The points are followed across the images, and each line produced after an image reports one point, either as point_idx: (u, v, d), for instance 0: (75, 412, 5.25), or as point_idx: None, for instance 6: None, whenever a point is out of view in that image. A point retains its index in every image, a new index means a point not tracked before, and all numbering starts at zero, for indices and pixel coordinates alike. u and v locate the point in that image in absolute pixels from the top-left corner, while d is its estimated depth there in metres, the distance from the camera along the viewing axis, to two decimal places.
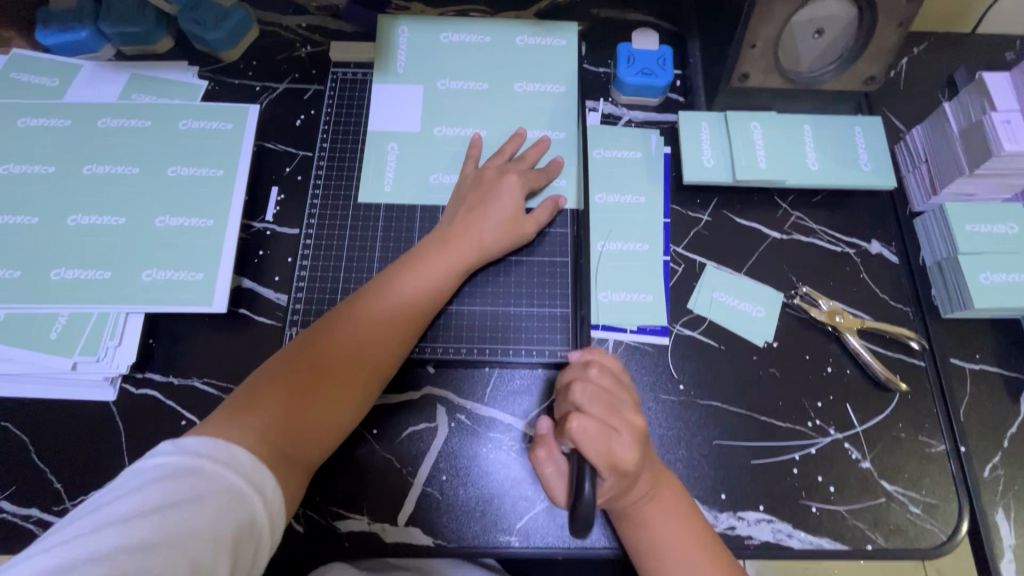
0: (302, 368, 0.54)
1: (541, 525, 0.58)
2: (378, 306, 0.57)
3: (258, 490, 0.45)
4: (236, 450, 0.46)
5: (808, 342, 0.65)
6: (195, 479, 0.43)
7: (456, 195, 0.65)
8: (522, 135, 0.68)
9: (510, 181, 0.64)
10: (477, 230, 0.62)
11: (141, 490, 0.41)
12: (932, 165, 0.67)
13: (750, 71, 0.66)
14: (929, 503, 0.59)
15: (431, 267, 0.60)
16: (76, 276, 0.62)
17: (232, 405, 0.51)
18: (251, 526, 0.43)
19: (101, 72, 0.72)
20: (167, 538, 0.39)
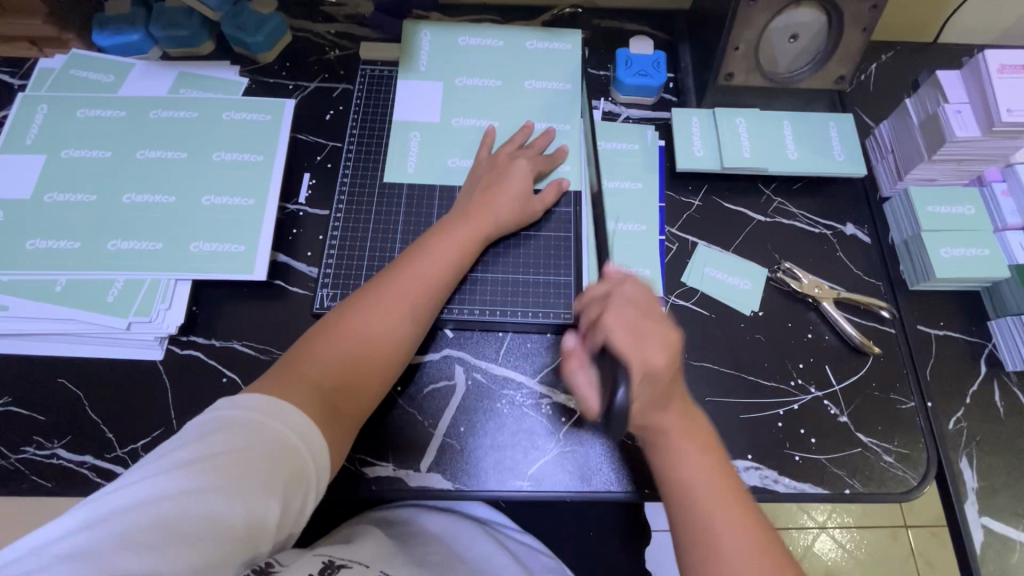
0: (345, 332, 0.58)
1: (551, 471, 0.64)
2: (407, 278, 0.62)
3: (306, 443, 0.49)
4: (286, 404, 0.50)
5: (789, 311, 0.72)
6: (252, 430, 0.47)
7: (471, 177, 0.72)
8: (532, 126, 0.76)
9: (518, 164, 0.72)
10: (492, 208, 0.69)
11: (205, 437, 0.46)
12: (897, 155, 0.76)
13: (734, 70, 0.75)
14: (901, 452, 0.66)
15: (455, 241, 0.66)
16: (130, 247, 0.68)
17: (280, 367, 0.55)
18: (301, 477, 0.47)
19: (151, 70, 0.80)
20: (228, 480, 0.44)
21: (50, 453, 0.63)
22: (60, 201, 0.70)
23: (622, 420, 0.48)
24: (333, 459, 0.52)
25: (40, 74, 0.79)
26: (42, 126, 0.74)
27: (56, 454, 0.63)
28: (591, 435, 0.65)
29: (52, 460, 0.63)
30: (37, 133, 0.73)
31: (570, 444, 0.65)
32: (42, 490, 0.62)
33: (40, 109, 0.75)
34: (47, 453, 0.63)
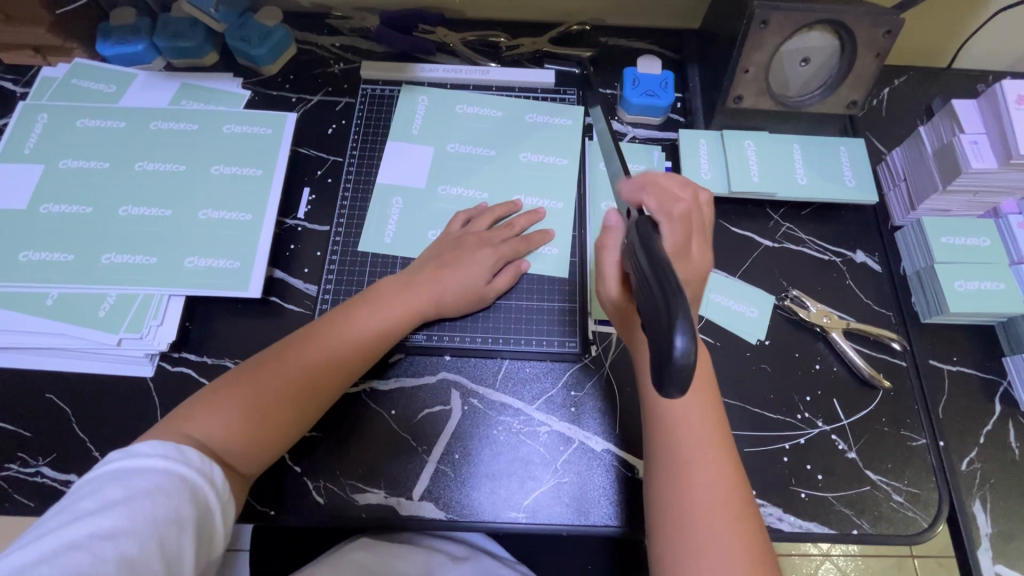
0: (253, 386, 0.55)
1: (547, 504, 0.62)
2: (334, 337, 0.60)
3: (211, 485, 0.49)
4: (185, 447, 0.49)
5: (797, 341, 0.70)
6: (154, 474, 0.46)
7: (432, 250, 0.68)
8: (517, 206, 0.73)
9: (485, 248, 0.67)
10: (439, 287, 0.65)
11: (105, 488, 0.44)
12: (910, 183, 0.74)
13: (744, 94, 0.74)
14: (911, 492, 0.63)
15: (390, 306, 0.63)
16: (124, 260, 0.67)
17: (181, 412, 0.53)
18: (205, 515, 0.48)
19: (154, 81, 0.79)
20: (136, 524, 0.43)
21: (34, 471, 0.61)
22: (55, 212, 0.69)
23: (687, 378, 0.33)
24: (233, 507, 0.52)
25: (42, 82, 0.78)
26: (40, 136, 0.73)
27: (39, 472, 0.61)
28: (589, 466, 0.63)
29: (35, 479, 0.61)
30: (36, 143, 0.73)
31: (568, 474, 0.63)
32: (23, 510, 0.60)
33: (40, 118, 0.74)
34: (31, 471, 0.61)
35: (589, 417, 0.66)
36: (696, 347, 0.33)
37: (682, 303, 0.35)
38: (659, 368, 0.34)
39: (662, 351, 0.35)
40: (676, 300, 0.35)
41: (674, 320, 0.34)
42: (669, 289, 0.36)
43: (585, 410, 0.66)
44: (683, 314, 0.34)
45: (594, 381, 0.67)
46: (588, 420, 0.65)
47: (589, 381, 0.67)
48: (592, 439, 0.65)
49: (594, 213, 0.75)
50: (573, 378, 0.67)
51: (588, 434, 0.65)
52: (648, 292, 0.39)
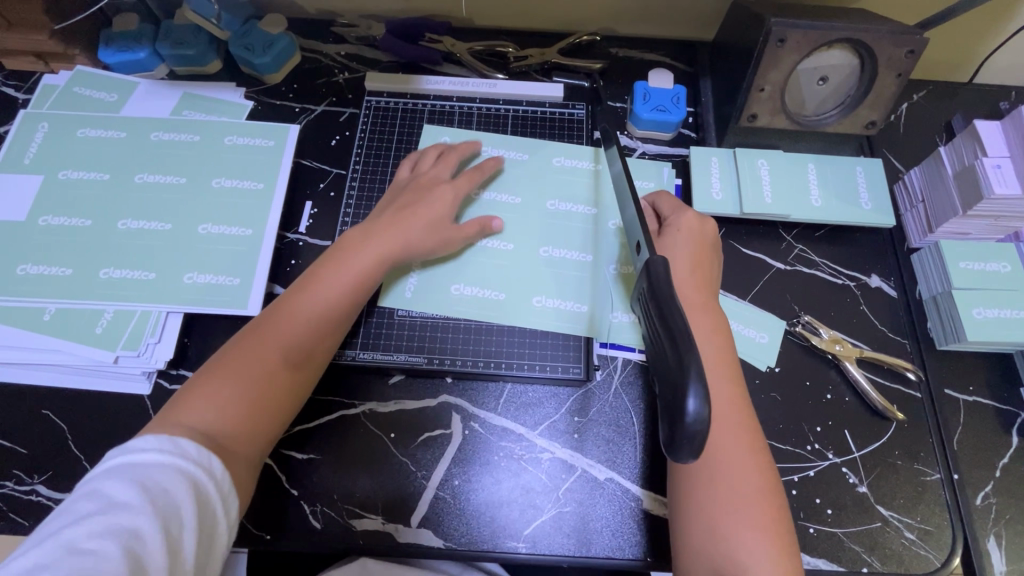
0: (236, 363, 0.55)
1: (547, 533, 0.61)
2: (306, 299, 0.59)
3: (211, 474, 0.47)
4: (180, 440, 0.47)
5: (808, 368, 0.68)
6: (154, 470, 0.45)
7: (387, 200, 0.69)
8: (475, 147, 0.74)
9: (442, 186, 0.68)
10: (402, 226, 0.64)
11: (106, 486, 0.43)
12: (928, 206, 0.72)
13: (758, 112, 0.71)
14: (924, 529, 0.61)
15: (356, 258, 0.62)
16: (122, 276, 0.66)
17: (174, 405, 0.52)
18: (208, 507, 0.46)
19: (156, 90, 0.78)
20: (138, 523, 0.42)
21: (30, 489, 0.61)
22: (54, 225, 0.68)
23: (699, 444, 0.32)
24: (242, 489, 0.51)
25: (43, 90, 0.77)
26: (41, 146, 0.72)
27: (35, 490, 0.61)
28: (591, 495, 0.62)
29: (30, 497, 0.60)
30: (36, 153, 0.72)
31: (569, 503, 0.62)
32: (18, 529, 0.59)
33: (41, 128, 0.73)
34: (26, 489, 0.61)
35: (592, 444, 0.64)
36: (710, 409, 0.32)
37: (694, 360, 0.33)
38: (672, 426, 0.33)
39: (673, 410, 0.33)
40: (688, 354, 0.33)
41: (685, 379, 0.32)
42: (682, 337, 0.35)
43: (588, 436, 0.64)
44: (695, 372, 0.32)
45: (598, 407, 0.66)
46: (591, 447, 0.64)
47: (594, 406, 0.66)
48: (595, 466, 0.63)
49: (600, 237, 0.72)
50: (577, 403, 0.66)
51: (591, 462, 0.63)
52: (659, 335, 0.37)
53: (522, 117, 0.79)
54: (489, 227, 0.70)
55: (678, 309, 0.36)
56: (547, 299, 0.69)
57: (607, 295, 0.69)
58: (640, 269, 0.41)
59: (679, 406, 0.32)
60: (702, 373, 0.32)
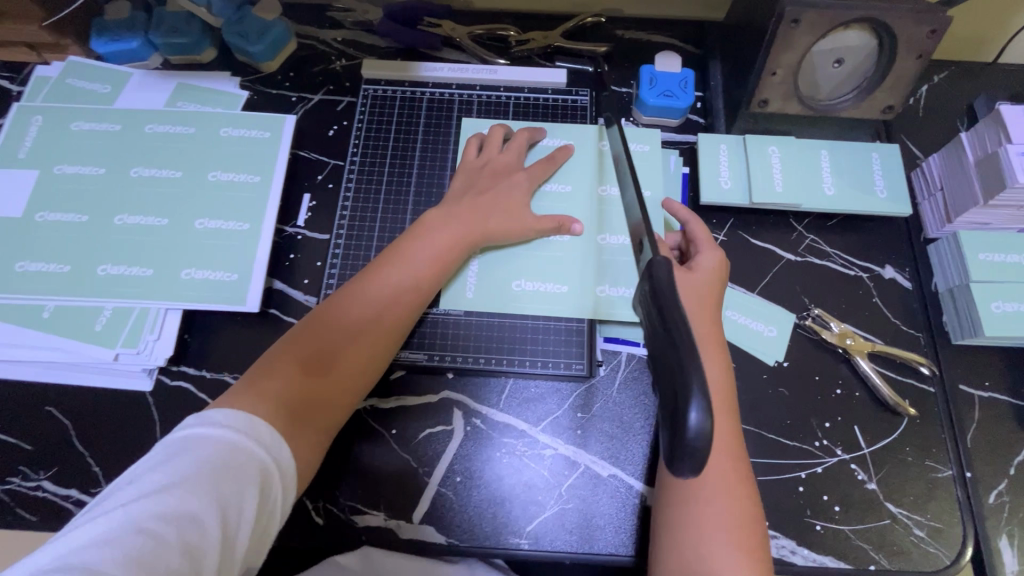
0: (316, 337, 0.57)
1: (550, 530, 0.60)
2: (383, 280, 0.60)
3: (272, 458, 0.48)
4: (252, 420, 0.49)
5: (817, 363, 0.66)
6: (216, 450, 0.46)
7: (464, 179, 0.68)
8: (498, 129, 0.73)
9: (516, 174, 0.69)
10: (480, 211, 0.65)
11: (173, 461, 0.45)
12: (946, 193, 0.69)
13: (769, 97, 0.68)
14: (934, 527, 0.60)
15: (434, 242, 0.63)
16: (119, 272, 0.65)
17: (249, 378, 0.53)
18: (267, 489, 0.47)
19: (149, 81, 0.76)
20: (198, 505, 0.43)
21: (36, 485, 0.61)
22: (50, 221, 0.67)
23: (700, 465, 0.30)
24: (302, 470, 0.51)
25: (35, 82, 0.76)
26: (35, 140, 0.71)
27: (41, 486, 0.61)
28: (594, 492, 0.61)
29: (37, 493, 0.61)
30: (31, 147, 0.71)
31: (572, 500, 0.61)
32: (25, 524, 0.60)
33: (35, 121, 0.72)
34: (32, 485, 0.61)
35: (595, 441, 0.63)
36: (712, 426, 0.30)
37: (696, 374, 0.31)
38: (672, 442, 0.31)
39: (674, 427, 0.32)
40: (688, 368, 0.31)
41: (688, 399, 0.31)
42: (682, 346, 0.33)
43: (592, 433, 0.64)
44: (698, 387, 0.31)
45: (601, 402, 0.65)
46: (595, 444, 0.63)
47: (597, 402, 0.65)
48: (599, 463, 0.62)
49: (601, 236, 0.69)
50: (580, 399, 0.65)
51: (594, 458, 0.63)
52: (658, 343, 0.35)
53: (524, 104, 0.77)
54: (568, 229, 0.68)
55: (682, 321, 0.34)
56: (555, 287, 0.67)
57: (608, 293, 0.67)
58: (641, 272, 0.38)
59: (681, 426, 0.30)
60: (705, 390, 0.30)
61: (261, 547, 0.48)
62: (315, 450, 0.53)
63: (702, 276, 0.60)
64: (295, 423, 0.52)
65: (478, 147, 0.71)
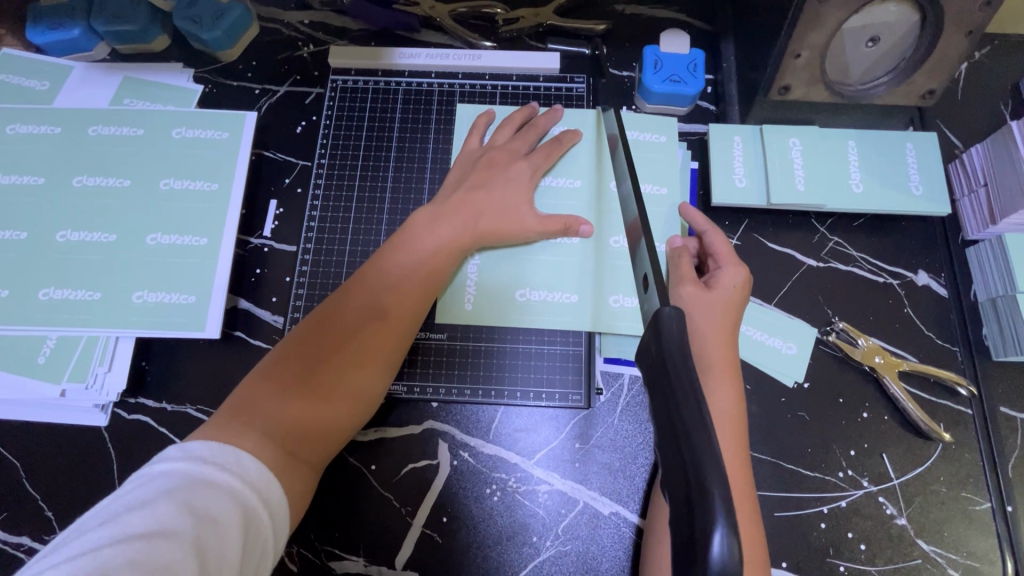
0: (304, 354, 0.50)
1: (546, 574, 0.55)
2: (375, 286, 0.53)
3: (265, 501, 0.41)
4: (242, 455, 0.42)
5: (842, 383, 0.60)
6: (204, 490, 0.39)
7: (458, 170, 0.61)
8: (492, 115, 0.65)
9: (518, 163, 0.61)
10: (477, 207, 0.58)
11: (154, 501, 0.37)
12: (991, 190, 0.61)
13: (791, 83, 0.60)
14: (970, 566, 0.55)
15: (429, 241, 0.56)
16: (65, 297, 0.59)
17: (233, 403, 0.47)
18: (259, 541, 0.40)
19: (92, 76, 0.68)
20: (180, 554, 0.35)
21: None
22: None
23: None
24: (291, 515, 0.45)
25: None
26: None
27: None
28: (594, 532, 0.56)
29: None
30: None
31: (570, 541, 0.56)
32: None
33: None
34: None
35: (596, 475, 0.57)
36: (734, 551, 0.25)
37: (716, 473, 0.27)
38: (685, 562, 0.26)
39: (686, 542, 0.27)
40: (706, 467, 0.27)
41: (708, 504, 0.26)
42: (696, 435, 0.28)
43: (592, 466, 0.58)
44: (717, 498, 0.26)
45: (601, 432, 0.58)
46: (595, 478, 0.57)
47: (597, 432, 0.58)
48: (599, 500, 0.56)
49: (600, 245, 0.62)
50: (578, 428, 0.59)
51: (595, 494, 0.57)
52: (660, 420, 0.31)
53: (513, 93, 0.68)
54: (576, 231, 0.60)
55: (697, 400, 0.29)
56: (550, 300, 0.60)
57: (614, 305, 0.60)
58: (648, 324, 0.34)
59: (700, 543, 0.26)
60: (728, 499, 0.26)
61: None
62: (306, 488, 0.47)
63: (719, 296, 0.53)
64: (284, 457, 0.45)
65: (481, 133, 0.64)
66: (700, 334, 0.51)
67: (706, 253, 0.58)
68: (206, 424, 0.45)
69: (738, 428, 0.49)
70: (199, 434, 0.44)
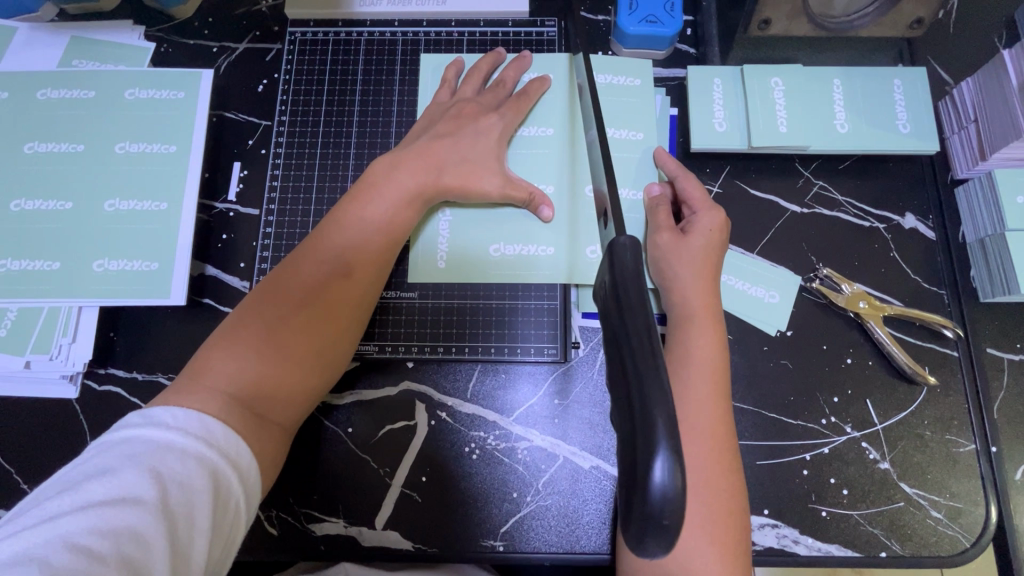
0: (263, 315, 0.48)
1: (527, 530, 0.54)
2: (333, 242, 0.51)
3: (234, 464, 0.40)
4: (207, 420, 0.40)
5: (826, 330, 0.58)
6: (169, 456, 0.37)
7: (426, 122, 0.58)
8: (463, 62, 0.62)
9: (487, 115, 0.58)
10: (440, 158, 0.55)
11: (116, 469, 0.36)
12: (980, 125, 0.58)
13: (772, 16, 0.57)
14: (953, 507, 0.54)
15: (389, 193, 0.53)
16: (23, 267, 0.57)
17: (192, 369, 0.45)
18: (230, 505, 0.39)
19: (39, 38, 0.64)
20: (145, 520, 0.35)
21: None
22: None
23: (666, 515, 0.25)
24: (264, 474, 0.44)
25: None
26: None
27: None
28: (574, 487, 0.55)
29: None
30: None
31: (551, 496, 0.55)
32: None
33: None
34: None
35: (576, 430, 0.56)
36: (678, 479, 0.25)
37: (661, 398, 0.27)
38: (630, 484, 0.27)
39: (633, 468, 0.27)
40: (652, 394, 0.27)
41: (652, 433, 0.26)
42: (644, 366, 0.28)
43: (571, 421, 0.57)
44: (662, 422, 0.26)
45: (580, 387, 0.57)
46: (575, 433, 0.56)
47: (576, 388, 0.57)
48: (580, 454, 0.56)
49: (575, 198, 0.60)
50: (556, 384, 0.58)
51: (575, 449, 0.56)
52: (613, 353, 0.31)
53: (482, 41, 0.65)
54: (538, 211, 0.58)
55: (647, 325, 0.29)
56: (523, 253, 0.58)
57: (591, 256, 0.58)
58: (604, 256, 0.34)
59: (643, 471, 0.26)
60: (672, 426, 0.26)
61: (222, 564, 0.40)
62: (275, 448, 0.46)
63: (694, 242, 0.51)
64: (251, 417, 0.44)
65: (452, 85, 0.61)
66: (678, 281, 0.50)
67: (681, 200, 0.56)
68: (163, 392, 0.43)
69: (721, 375, 0.48)
70: (157, 402, 0.42)
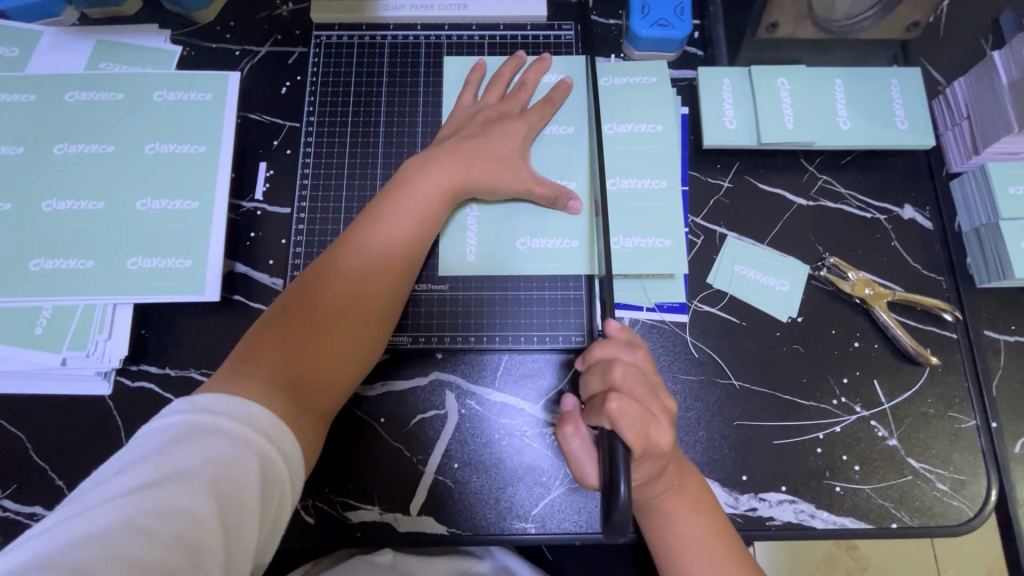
0: (302, 308, 0.50)
1: (557, 512, 0.57)
2: (367, 238, 0.53)
3: (279, 448, 0.41)
4: (252, 405, 0.42)
5: (834, 316, 0.62)
6: (217, 439, 0.39)
7: (453, 125, 0.61)
8: (485, 65, 0.64)
9: (512, 119, 0.61)
10: (467, 157, 0.57)
11: (167, 452, 0.37)
12: (973, 122, 0.62)
13: (779, 20, 0.61)
14: (957, 480, 0.58)
15: (419, 191, 0.55)
16: (58, 266, 0.58)
17: (236, 357, 0.47)
18: (276, 487, 0.40)
19: (64, 43, 0.65)
20: (198, 501, 0.36)
21: None
22: None
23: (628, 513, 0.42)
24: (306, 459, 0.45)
25: None
26: None
27: None
28: None
29: None
30: None
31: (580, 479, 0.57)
32: None
33: None
34: None
35: None
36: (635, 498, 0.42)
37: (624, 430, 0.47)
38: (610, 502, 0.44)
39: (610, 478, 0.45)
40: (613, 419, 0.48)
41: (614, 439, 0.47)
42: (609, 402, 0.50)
43: None
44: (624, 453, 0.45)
45: None
46: None
47: None
48: None
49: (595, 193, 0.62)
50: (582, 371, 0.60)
51: None
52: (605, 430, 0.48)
53: (501, 44, 0.67)
54: (565, 205, 0.60)
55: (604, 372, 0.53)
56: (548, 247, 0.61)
57: (617, 246, 0.60)
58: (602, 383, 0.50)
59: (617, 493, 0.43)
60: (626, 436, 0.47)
61: (269, 543, 0.41)
62: (316, 436, 0.47)
63: None
64: (294, 405, 0.45)
65: (475, 89, 0.63)
66: None
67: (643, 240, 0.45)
68: (211, 378, 0.45)
69: None
70: (205, 387, 0.43)
